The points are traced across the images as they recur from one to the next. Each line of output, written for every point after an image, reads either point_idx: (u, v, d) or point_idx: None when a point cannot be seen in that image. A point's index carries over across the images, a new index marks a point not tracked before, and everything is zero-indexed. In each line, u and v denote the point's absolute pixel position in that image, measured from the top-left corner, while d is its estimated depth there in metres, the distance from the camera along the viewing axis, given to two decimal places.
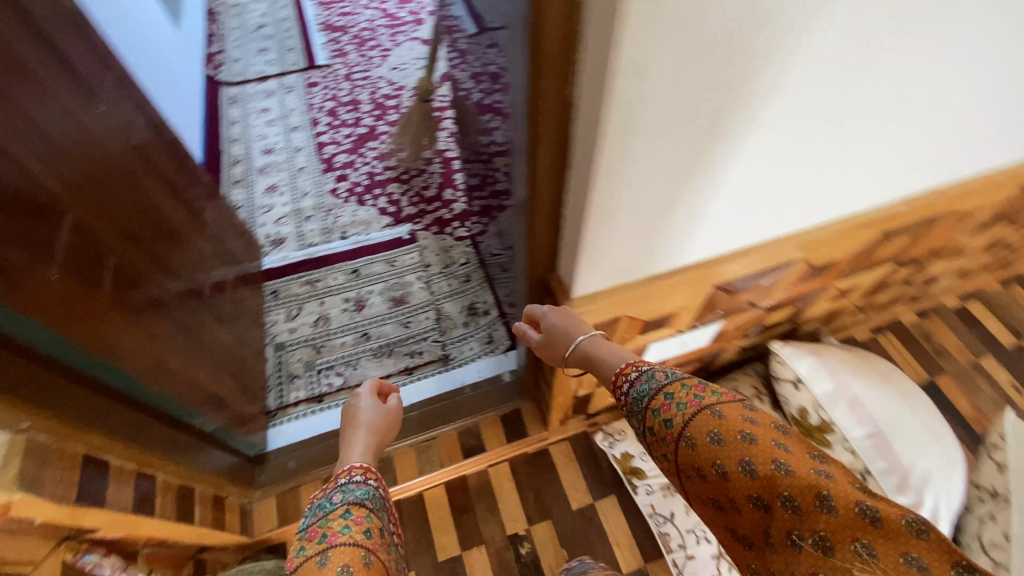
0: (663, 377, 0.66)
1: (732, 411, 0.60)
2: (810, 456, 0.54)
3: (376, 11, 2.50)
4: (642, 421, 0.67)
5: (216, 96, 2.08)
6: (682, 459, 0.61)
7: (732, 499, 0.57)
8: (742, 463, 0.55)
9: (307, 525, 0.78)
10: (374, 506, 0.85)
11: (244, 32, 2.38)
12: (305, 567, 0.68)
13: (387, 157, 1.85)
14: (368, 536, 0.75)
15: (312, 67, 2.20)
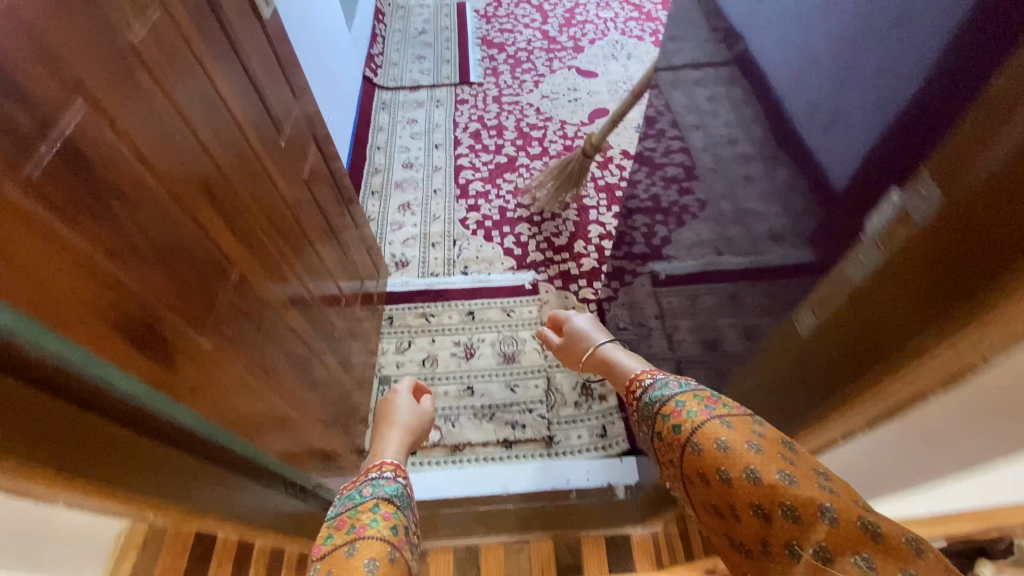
0: (679, 389, 0.69)
1: (742, 424, 0.58)
2: (816, 473, 0.50)
3: (535, 31, 2.44)
4: (657, 429, 0.68)
5: (371, 98, 2.12)
6: (688, 465, 0.60)
7: (732, 510, 0.54)
8: (745, 470, 0.52)
9: (336, 514, 0.77)
10: (402, 504, 0.84)
11: (406, 37, 2.42)
12: (333, 555, 0.65)
13: (523, 193, 1.78)
14: (396, 534, 0.72)
15: (464, 83, 2.19)
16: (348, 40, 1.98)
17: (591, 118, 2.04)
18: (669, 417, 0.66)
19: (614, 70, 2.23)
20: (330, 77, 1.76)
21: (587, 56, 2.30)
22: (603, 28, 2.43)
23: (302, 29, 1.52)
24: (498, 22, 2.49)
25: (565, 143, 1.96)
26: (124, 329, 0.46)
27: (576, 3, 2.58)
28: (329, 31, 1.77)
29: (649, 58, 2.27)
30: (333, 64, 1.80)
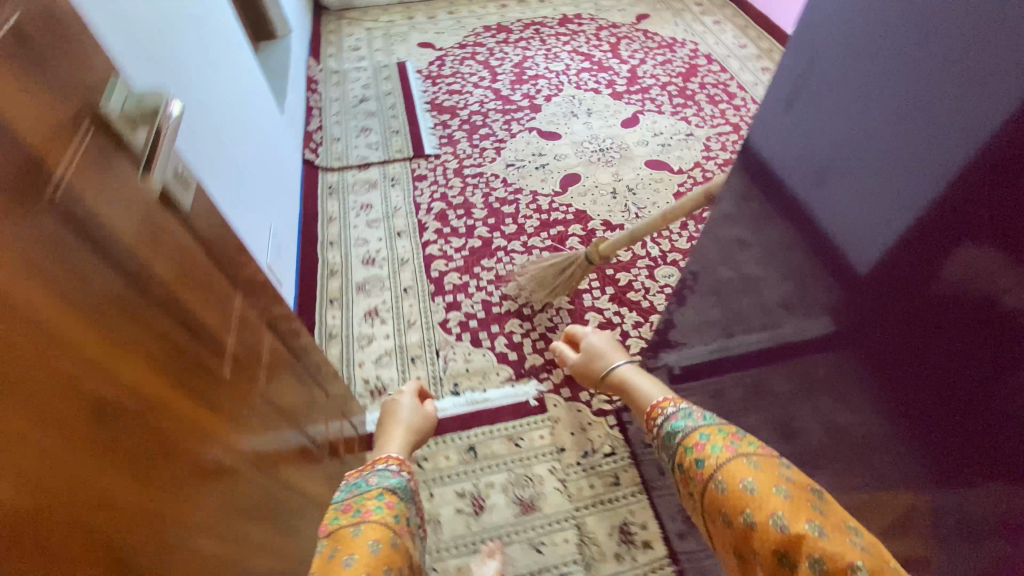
0: (703, 422, 0.78)
1: (769, 465, 0.63)
2: (846, 529, 0.53)
3: (486, 91, 2.29)
4: (678, 460, 0.76)
5: (314, 184, 1.88)
6: (710, 499, 0.65)
7: (752, 551, 0.57)
8: (772, 516, 0.56)
9: (344, 497, 0.87)
10: (405, 495, 0.92)
11: (344, 106, 2.19)
12: (340, 534, 0.76)
13: (509, 280, 1.60)
14: (397, 521, 0.82)
15: (419, 156, 1.99)
16: (277, 129, 1.68)
17: (563, 186, 1.90)
18: (691, 448, 0.75)
19: (576, 128, 2.12)
20: (263, 184, 1.45)
21: (546, 115, 2.18)
22: (557, 84, 2.33)
23: (222, 142, 1.21)
24: (445, 83, 2.33)
25: (540, 216, 1.80)
26: (86, 531, 0.37)
27: (524, 57, 2.47)
28: (255, 129, 1.47)
29: (610, 113, 2.18)
30: (265, 167, 1.49)
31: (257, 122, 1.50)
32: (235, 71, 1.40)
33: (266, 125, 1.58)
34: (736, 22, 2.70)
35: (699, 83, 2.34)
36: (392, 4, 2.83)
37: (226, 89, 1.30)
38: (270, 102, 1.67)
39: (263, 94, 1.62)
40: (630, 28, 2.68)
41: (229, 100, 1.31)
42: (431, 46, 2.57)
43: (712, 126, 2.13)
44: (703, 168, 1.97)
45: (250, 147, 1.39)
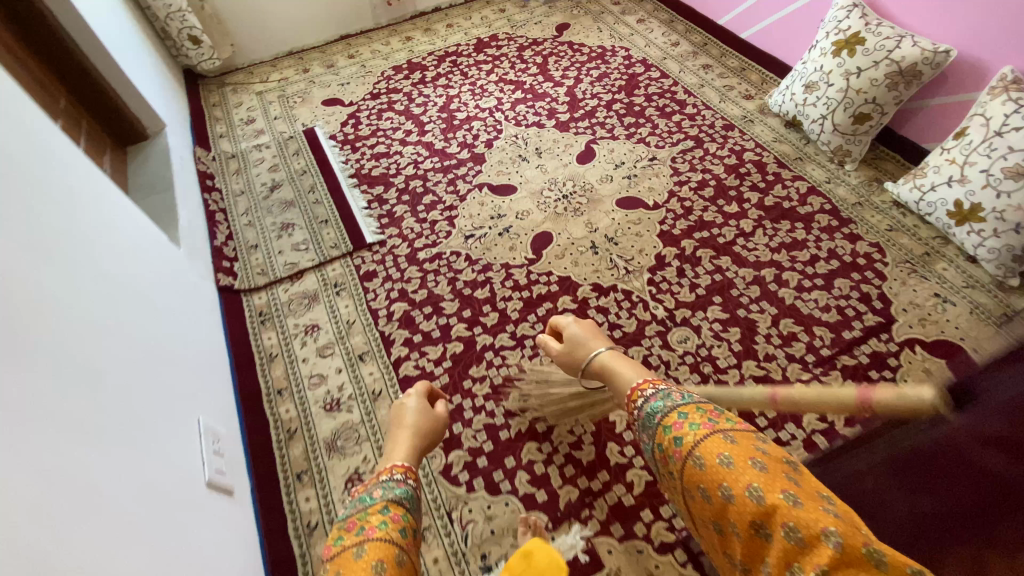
0: (682, 400, 0.84)
1: (745, 437, 0.73)
2: (821, 504, 0.60)
3: (417, 147, 2.01)
4: (657, 443, 0.83)
5: (240, 315, 1.53)
6: (691, 475, 0.73)
7: (729, 520, 0.67)
8: (746, 487, 0.65)
9: (349, 514, 0.85)
10: (412, 504, 0.90)
11: (254, 201, 1.83)
12: (341, 556, 0.74)
13: (508, 392, 1.34)
14: (403, 535, 0.79)
15: (361, 247, 1.68)
16: (166, 294, 1.22)
17: (536, 251, 1.66)
18: (669, 429, 0.81)
19: (529, 175, 1.88)
20: (152, 396, 0.97)
21: (493, 166, 1.93)
22: (493, 125, 2.07)
23: (49, 378, 0.74)
24: (367, 146, 2.02)
25: (522, 295, 1.55)
26: None
27: (448, 98, 2.19)
28: (128, 311, 1.01)
29: (561, 150, 1.96)
30: (152, 365, 1.02)
31: (129, 299, 1.04)
32: (74, 237, 0.95)
33: (149, 298, 1.12)
34: (660, 17, 2.53)
35: (644, 95, 2.15)
36: (279, 57, 2.45)
37: (54, 275, 0.85)
38: (152, 263, 1.20)
39: (139, 252, 1.17)
40: (552, 42, 2.44)
41: (65, 286, 0.86)
42: (340, 102, 2.23)
43: (673, 143, 1.95)
44: (678, 196, 1.79)
45: (116, 348, 0.93)
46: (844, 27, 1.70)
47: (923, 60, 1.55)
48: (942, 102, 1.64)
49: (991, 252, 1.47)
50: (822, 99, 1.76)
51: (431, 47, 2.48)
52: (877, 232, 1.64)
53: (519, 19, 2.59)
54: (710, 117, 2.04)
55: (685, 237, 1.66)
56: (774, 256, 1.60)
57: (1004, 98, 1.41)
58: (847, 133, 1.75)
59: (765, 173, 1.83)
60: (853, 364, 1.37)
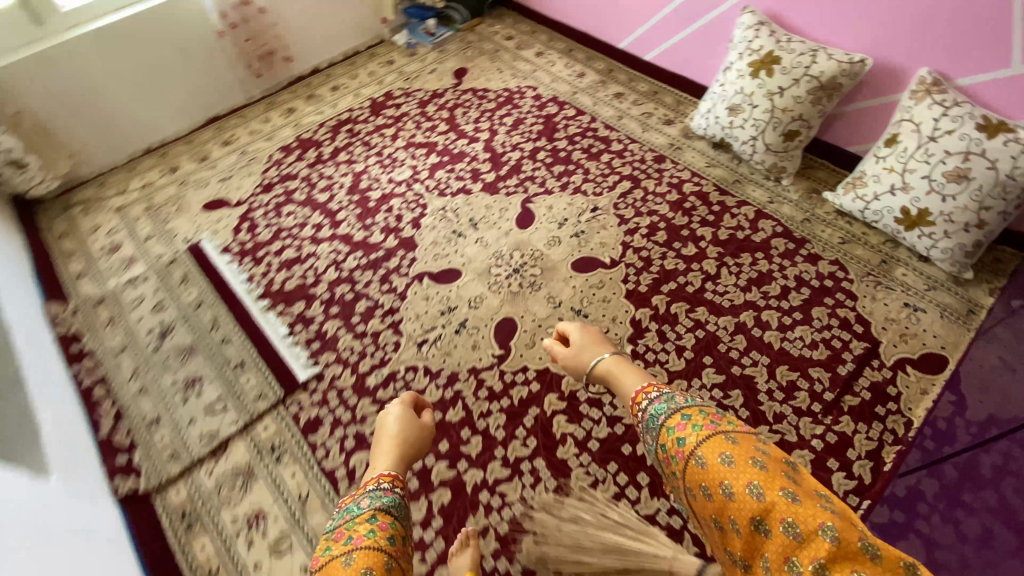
0: (685, 403, 0.92)
1: (744, 440, 0.80)
2: (814, 500, 0.68)
3: (333, 243, 1.74)
4: (662, 441, 0.89)
5: (156, 526, 1.19)
6: (692, 472, 0.80)
7: (729, 515, 0.74)
8: (748, 485, 0.72)
9: (336, 527, 0.89)
10: (399, 512, 0.94)
11: (144, 359, 1.48)
12: (330, 566, 0.77)
13: (519, 540, 1.13)
14: (392, 543, 0.83)
15: (296, 389, 1.39)
16: None
17: (503, 343, 1.45)
18: (673, 430, 0.87)
19: (470, 253, 1.68)
20: None
21: (427, 250, 1.70)
22: (415, 201, 1.85)
23: None
24: (274, 254, 1.72)
25: (501, 405, 1.34)
26: None
27: (355, 177, 1.94)
28: None
29: (497, 216, 1.78)
30: None
31: None
32: None
33: None
34: (558, 47, 2.42)
35: (565, 138, 2.02)
36: (137, 160, 2.05)
37: None
38: (18, 572, 0.78)
39: None
40: (453, 92, 2.25)
41: None
42: (226, 203, 1.89)
43: (610, 188, 1.84)
44: (632, 247, 1.67)
45: None
46: (756, 47, 1.66)
47: (841, 72, 1.54)
48: (860, 107, 1.65)
49: (944, 253, 1.48)
50: (749, 121, 1.72)
51: (319, 117, 2.19)
52: (832, 248, 1.62)
53: (411, 71, 2.37)
54: (639, 150, 1.96)
55: (654, 294, 1.55)
56: (746, 296, 1.53)
57: (928, 100, 1.43)
58: (779, 151, 1.72)
59: (710, 204, 1.76)
60: (859, 403, 1.31)
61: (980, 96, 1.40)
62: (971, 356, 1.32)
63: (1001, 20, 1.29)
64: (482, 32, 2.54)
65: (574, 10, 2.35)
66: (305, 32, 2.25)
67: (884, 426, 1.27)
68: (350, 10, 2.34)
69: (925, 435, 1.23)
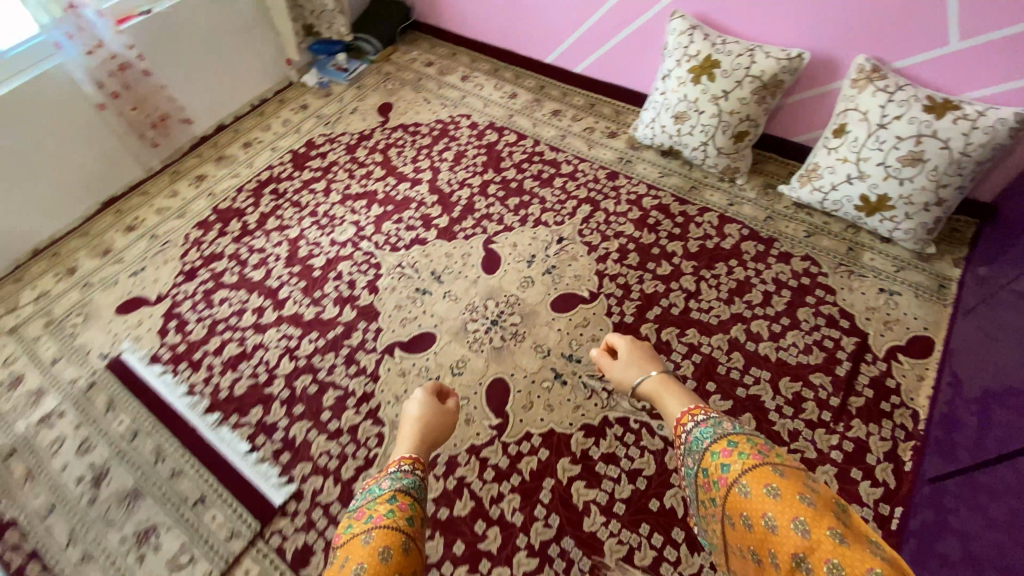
0: (732, 429, 0.86)
1: (794, 475, 0.73)
2: (866, 545, 0.61)
3: (281, 327, 1.53)
4: (703, 465, 0.84)
5: None
6: (734, 502, 0.74)
7: (770, 549, 0.67)
8: (793, 521, 0.65)
9: (356, 505, 0.82)
10: (420, 493, 0.86)
11: (79, 517, 1.23)
12: (349, 543, 0.71)
13: None
14: (410, 524, 0.76)
15: (273, 516, 1.21)
16: None
17: (498, 409, 1.32)
18: (718, 455, 0.82)
19: (439, 312, 1.54)
20: None
21: (391, 316, 1.53)
22: (365, 260, 1.67)
23: None
24: (214, 354, 1.49)
25: (512, 483, 1.21)
26: None
27: (291, 244, 1.73)
28: None
29: (459, 265, 1.64)
30: None
31: None
32: None
33: None
34: (483, 68, 2.30)
35: (512, 166, 1.92)
36: (23, 266, 1.74)
37: None
38: None
39: None
40: (382, 131, 2.08)
41: None
42: (144, 301, 1.64)
43: (571, 214, 1.75)
44: (608, 275, 1.59)
45: None
46: (693, 52, 1.62)
47: (782, 69, 1.53)
48: (801, 98, 1.67)
49: (907, 233, 1.51)
50: (697, 127, 1.69)
51: (237, 181, 1.95)
52: (800, 243, 1.62)
53: (331, 113, 2.17)
54: (590, 169, 1.88)
55: (641, 323, 1.48)
56: (731, 309, 1.49)
57: (872, 88, 1.44)
58: (731, 153, 1.70)
59: (673, 216, 1.72)
60: (865, 403, 1.30)
61: (922, 74, 1.43)
62: (955, 335, 1.36)
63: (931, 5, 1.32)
64: (398, 61, 2.38)
65: (493, 27, 2.23)
66: (202, 89, 2.00)
67: (894, 422, 1.27)
68: (249, 56, 2.11)
69: (934, 425, 1.24)
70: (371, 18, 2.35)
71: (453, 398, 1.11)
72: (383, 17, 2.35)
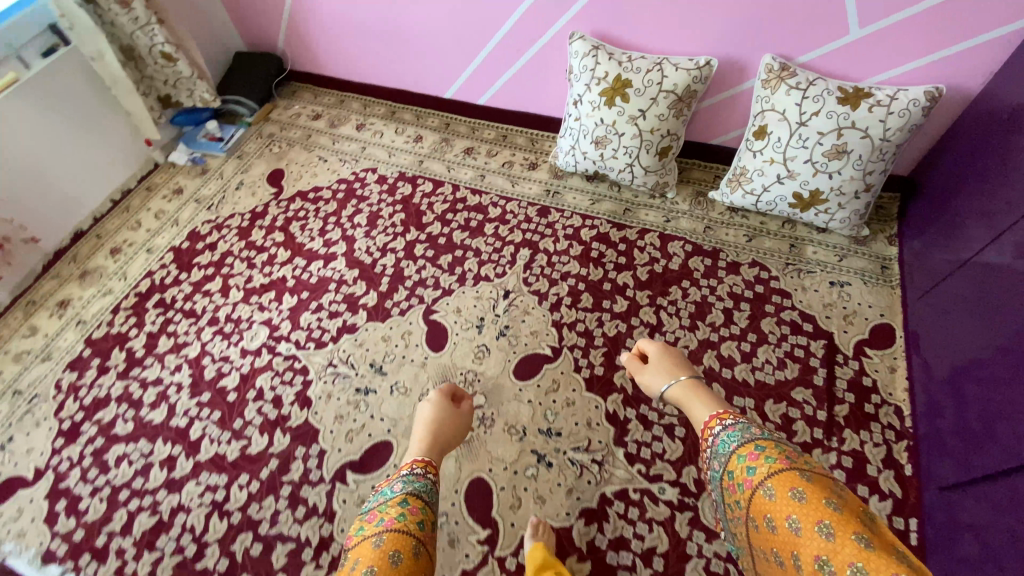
0: (759, 434, 0.92)
1: (819, 481, 0.79)
2: (891, 550, 0.65)
3: (202, 476, 1.26)
4: (729, 469, 0.91)
5: None
6: (758, 503, 0.82)
7: (795, 551, 0.73)
8: (817, 523, 0.71)
9: (371, 508, 0.91)
10: (430, 496, 0.94)
11: None
12: (361, 545, 0.80)
13: None
14: (419, 525, 0.84)
15: None
16: None
17: (485, 517, 1.16)
18: (744, 459, 0.88)
19: (390, 411, 1.34)
20: None
21: (332, 432, 1.31)
22: (289, 367, 1.43)
23: None
24: (124, 533, 1.21)
25: None
26: None
27: (194, 367, 1.45)
28: None
29: (400, 348, 1.44)
30: None
31: None
32: None
33: None
34: (378, 112, 2.10)
35: (435, 220, 1.74)
36: None
37: None
38: None
39: None
40: (276, 205, 1.82)
41: None
42: (17, 482, 1.30)
43: (510, 263, 1.61)
44: (565, 324, 1.46)
45: None
46: (602, 74, 1.53)
47: (693, 79, 1.47)
48: (715, 102, 1.63)
49: (842, 222, 1.52)
50: (620, 150, 1.61)
51: (110, 298, 1.62)
52: (745, 250, 1.59)
53: (212, 194, 1.88)
54: (519, 208, 1.75)
55: (613, 372, 1.36)
56: (698, 336, 1.41)
57: (784, 87, 1.42)
58: (658, 170, 1.64)
59: (616, 245, 1.63)
60: (850, 410, 1.28)
61: (830, 63, 1.44)
62: (913, 321, 1.37)
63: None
64: (280, 119, 2.11)
65: (380, 67, 2.03)
66: (43, 199, 1.65)
67: (882, 424, 1.25)
68: (100, 145, 1.78)
69: (919, 418, 1.24)
70: (241, 77, 2.07)
71: (464, 401, 1.17)
72: (254, 73, 2.08)
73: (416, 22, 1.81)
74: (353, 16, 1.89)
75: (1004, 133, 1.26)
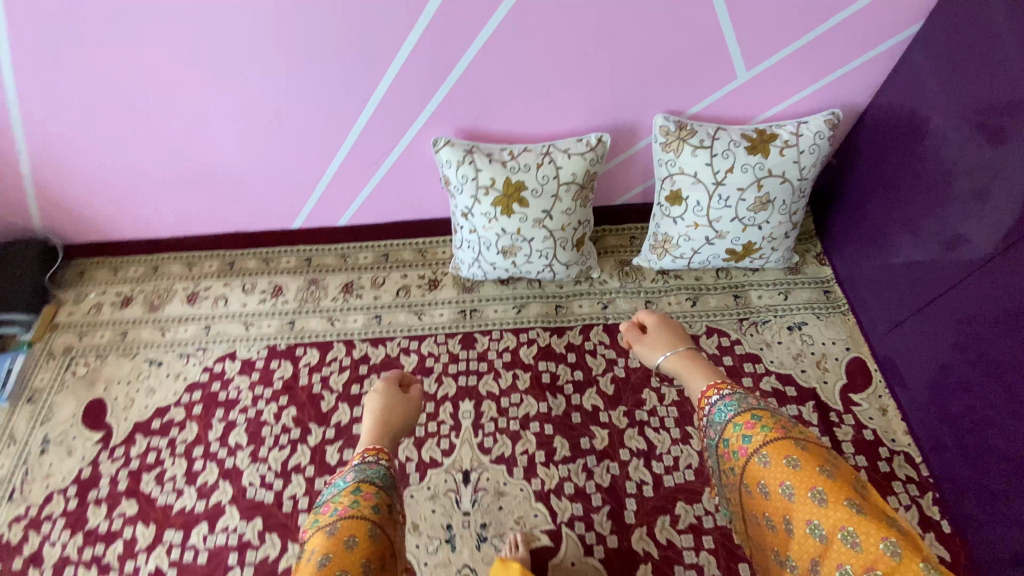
0: (752, 401, 0.85)
1: (815, 448, 0.75)
2: (883, 518, 0.65)
3: None
4: (722, 437, 0.84)
5: None
6: (749, 472, 0.77)
7: (788, 516, 0.71)
8: (811, 490, 0.69)
9: (323, 499, 0.84)
10: (387, 480, 0.87)
11: None
12: (312, 539, 0.75)
13: None
14: (375, 509, 0.79)
15: None
16: None
17: None
18: (739, 428, 0.81)
19: None
20: None
21: None
22: None
23: None
24: None
25: None
26: None
27: None
28: None
29: None
30: None
31: None
32: None
33: None
34: (211, 269, 1.61)
35: (340, 401, 1.36)
36: None
37: None
38: None
39: None
40: (112, 459, 1.31)
41: None
42: None
43: (455, 428, 1.29)
44: (551, 492, 1.20)
45: None
46: (487, 181, 1.26)
47: (590, 163, 1.27)
48: (612, 166, 1.45)
49: (777, 262, 1.43)
50: (532, 253, 1.37)
51: None
52: (695, 318, 1.44)
53: (5, 475, 1.30)
54: (437, 346, 1.43)
55: (627, 536, 1.14)
56: (695, 445, 1.24)
57: (688, 148, 1.26)
58: (578, 260, 1.43)
59: (563, 358, 1.38)
60: (869, 478, 1.21)
61: (722, 108, 1.31)
62: (882, 349, 1.33)
63: (714, 44, 1.17)
64: (74, 320, 1.53)
65: (192, 213, 1.55)
66: None
67: (902, 482, 1.20)
68: None
69: (930, 459, 1.21)
70: None
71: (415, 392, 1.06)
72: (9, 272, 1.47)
73: (228, 154, 1.38)
74: (136, 163, 1.40)
75: (905, 147, 1.22)
